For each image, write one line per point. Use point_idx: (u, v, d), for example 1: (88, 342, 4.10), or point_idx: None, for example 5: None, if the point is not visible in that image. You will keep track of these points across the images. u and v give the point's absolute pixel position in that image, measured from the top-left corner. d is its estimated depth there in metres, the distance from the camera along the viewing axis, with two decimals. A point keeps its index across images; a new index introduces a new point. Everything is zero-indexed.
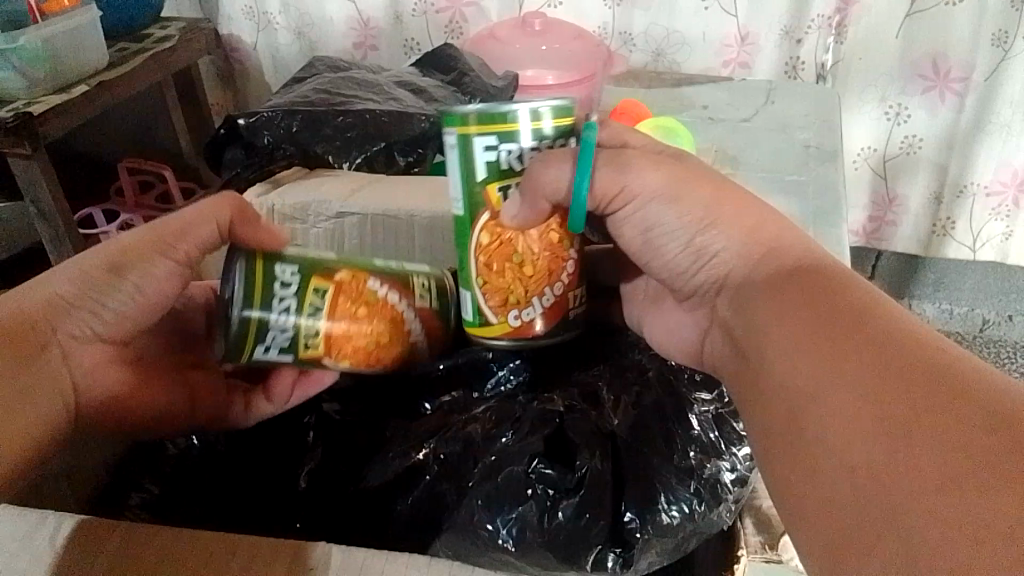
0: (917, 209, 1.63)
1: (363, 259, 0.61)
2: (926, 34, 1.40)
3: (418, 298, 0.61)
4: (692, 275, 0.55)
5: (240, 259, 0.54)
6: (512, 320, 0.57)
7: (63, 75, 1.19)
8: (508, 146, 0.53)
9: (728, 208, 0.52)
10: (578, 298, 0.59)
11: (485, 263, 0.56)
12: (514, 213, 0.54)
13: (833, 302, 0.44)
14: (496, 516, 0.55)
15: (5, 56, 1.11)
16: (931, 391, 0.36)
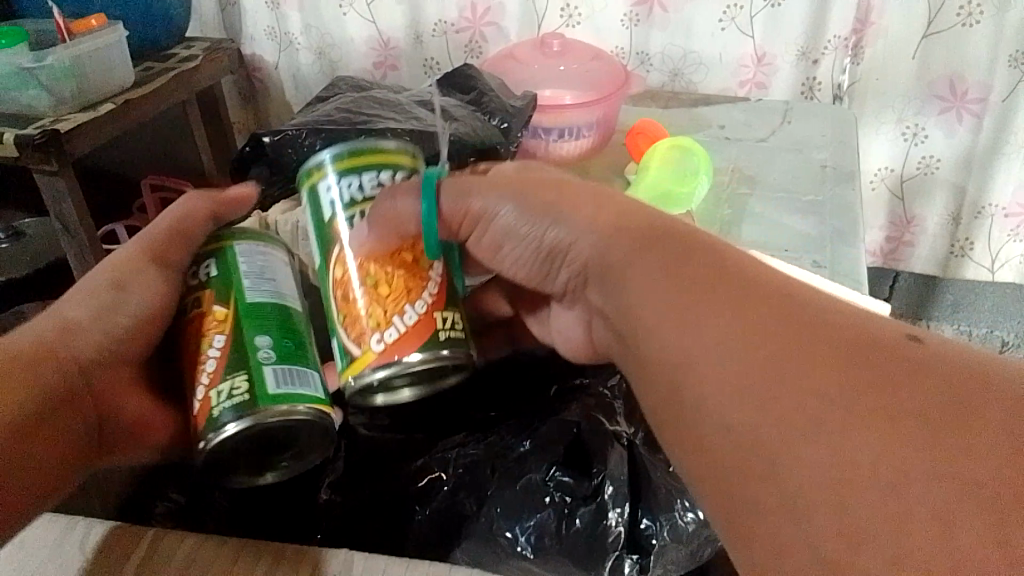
0: (934, 229, 1.63)
1: (261, 318, 0.59)
2: (943, 55, 1.41)
3: (215, 387, 0.56)
4: (553, 272, 0.62)
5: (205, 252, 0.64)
6: (376, 344, 0.58)
7: (90, 94, 1.21)
8: (349, 183, 0.61)
9: (572, 203, 0.59)
10: (448, 325, 0.60)
11: (345, 298, 0.60)
12: (361, 243, 0.60)
13: (680, 270, 0.49)
14: (515, 524, 0.56)
15: (34, 74, 1.14)
16: (819, 366, 0.41)
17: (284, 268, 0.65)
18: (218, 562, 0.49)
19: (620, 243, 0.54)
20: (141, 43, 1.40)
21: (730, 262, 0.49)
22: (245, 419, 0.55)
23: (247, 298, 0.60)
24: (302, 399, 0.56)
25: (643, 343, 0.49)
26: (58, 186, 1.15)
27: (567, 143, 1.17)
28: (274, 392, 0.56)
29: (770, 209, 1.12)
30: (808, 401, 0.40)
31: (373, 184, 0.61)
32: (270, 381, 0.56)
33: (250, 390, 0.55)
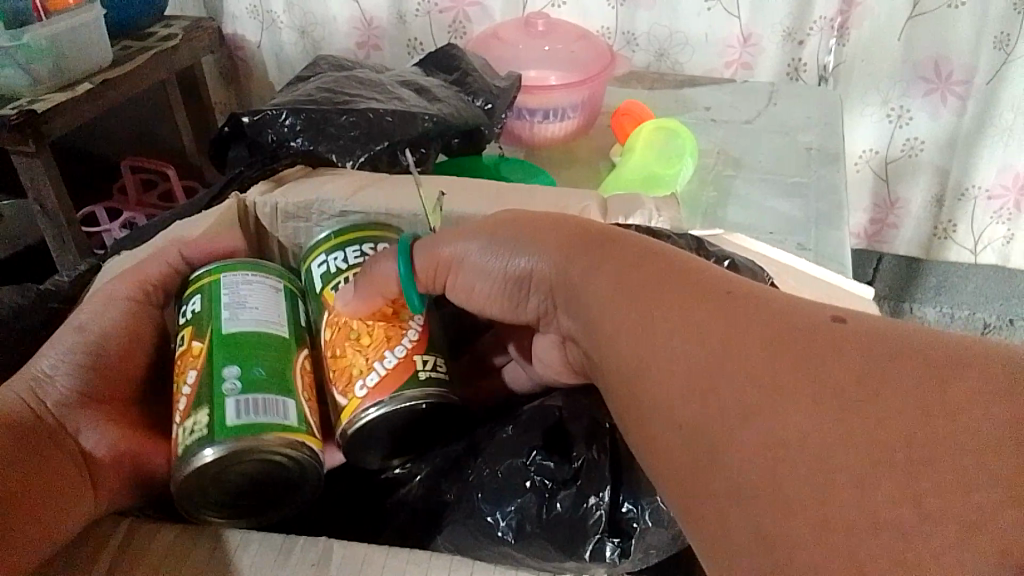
0: (918, 211, 1.64)
1: (239, 351, 0.57)
2: (928, 36, 1.41)
3: (187, 423, 0.54)
4: (524, 303, 0.58)
5: (195, 281, 0.63)
6: (359, 390, 0.58)
7: (66, 73, 1.19)
8: (336, 258, 0.65)
9: (535, 231, 0.56)
10: (431, 370, 0.60)
11: (334, 354, 0.61)
12: (346, 301, 0.61)
13: (646, 273, 0.46)
14: (496, 509, 0.56)
15: (9, 53, 1.12)
16: (779, 367, 0.38)
17: (276, 298, 0.62)
18: (194, 548, 0.49)
19: (577, 265, 0.51)
20: (119, 21, 1.37)
21: (679, 268, 0.46)
22: (209, 454, 0.51)
23: (222, 329, 0.58)
24: (269, 428, 0.53)
25: (609, 371, 0.45)
26: (35, 168, 1.13)
27: (552, 124, 1.16)
28: (233, 424, 0.52)
29: (756, 192, 1.12)
30: (775, 403, 0.36)
31: (358, 259, 0.64)
32: (231, 412, 0.53)
33: (211, 424, 0.52)
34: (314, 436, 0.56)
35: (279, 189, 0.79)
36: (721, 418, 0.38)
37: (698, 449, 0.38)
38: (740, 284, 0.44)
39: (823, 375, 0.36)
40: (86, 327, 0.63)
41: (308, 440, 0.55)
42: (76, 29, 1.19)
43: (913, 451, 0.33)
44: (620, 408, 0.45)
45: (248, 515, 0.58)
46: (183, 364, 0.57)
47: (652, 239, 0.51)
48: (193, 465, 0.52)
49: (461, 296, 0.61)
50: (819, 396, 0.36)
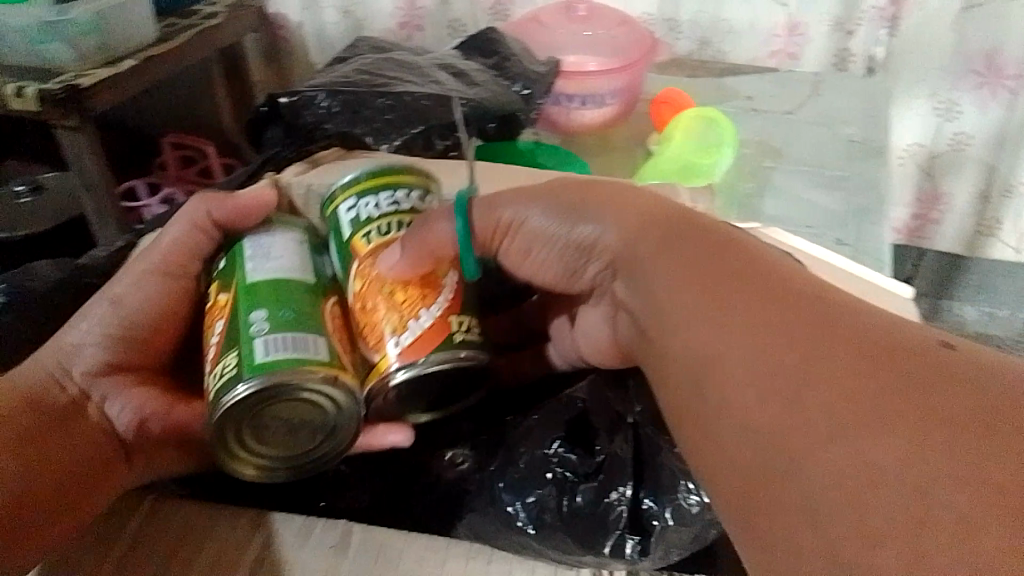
0: (963, 208, 1.60)
1: (266, 292, 0.56)
2: (981, 27, 1.36)
3: (221, 366, 0.54)
4: (582, 272, 0.60)
5: (226, 245, 0.63)
6: (392, 349, 0.57)
7: (112, 49, 1.21)
8: (363, 201, 0.62)
9: (597, 203, 0.56)
10: (465, 329, 0.59)
11: (364, 306, 0.59)
12: (388, 257, 0.59)
13: (715, 260, 0.47)
14: (517, 499, 0.55)
15: (56, 27, 1.14)
16: (834, 365, 0.38)
17: (301, 250, 0.62)
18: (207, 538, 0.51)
19: (641, 246, 0.52)
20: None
21: (740, 258, 0.46)
22: (241, 390, 0.52)
23: (249, 277, 0.58)
24: (298, 361, 0.53)
25: (663, 353, 0.46)
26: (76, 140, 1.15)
27: (589, 111, 1.15)
28: (263, 361, 0.52)
29: (794, 185, 1.10)
30: (822, 393, 0.37)
31: (393, 204, 0.62)
32: (260, 350, 0.53)
33: (241, 362, 0.52)
34: (346, 370, 0.55)
35: (312, 171, 0.80)
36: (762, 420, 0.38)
37: (744, 474, 0.38)
38: (799, 281, 0.44)
39: (875, 375, 0.37)
40: (118, 303, 0.64)
41: (339, 372, 0.54)
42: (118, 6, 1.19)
43: (936, 470, 0.33)
44: (664, 393, 0.46)
45: (295, 456, 0.58)
46: (217, 314, 0.58)
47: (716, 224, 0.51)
48: (226, 404, 0.52)
49: (518, 257, 0.62)
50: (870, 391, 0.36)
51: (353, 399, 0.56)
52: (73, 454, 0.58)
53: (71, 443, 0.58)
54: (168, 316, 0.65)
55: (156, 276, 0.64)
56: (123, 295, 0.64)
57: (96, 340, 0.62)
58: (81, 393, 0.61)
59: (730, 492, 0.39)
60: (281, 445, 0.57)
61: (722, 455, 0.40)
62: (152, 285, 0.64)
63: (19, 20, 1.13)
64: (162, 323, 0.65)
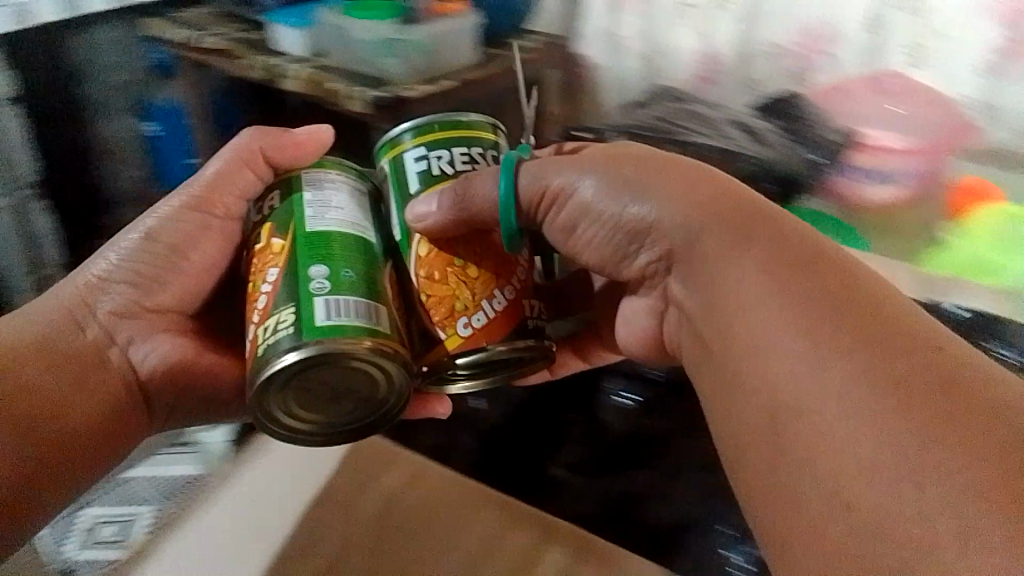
0: None
1: (318, 240, 0.43)
2: None
3: (267, 323, 0.41)
4: (631, 255, 0.49)
5: (279, 186, 0.48)
6: (462, 331, 0.45)
7: (439, 69, 1.22)
8: (434, 155, 0.47)
9: (661, 180, 0.46)
10: (535, 311, 0.48)
11: (428, 275, 0.46)
12: (423, 214, 0.45)
13: (809, 281, 0.39)
14: (735, 546, 0.57)
15: (397, 45, 1.18)
16: (901, 384, 0.33)
17: (359, 198, 0.48)
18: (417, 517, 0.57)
19: (704, 247, 0.43)
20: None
21: (809, 252, 0.40)
22: (290, 358, 0.39)
23: (307, 225, 0.44)
24: (362, 330, 0.40)
25: (718, 352, 0.41)
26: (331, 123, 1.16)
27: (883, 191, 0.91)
28: (324, 324, 0.40)
29: None
30: (888, 414, 0.33)
31: (461, 160, 0.47)
32: (322, 311, 0.40)
33: (297, 321, 0.40)
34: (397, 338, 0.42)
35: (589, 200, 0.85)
36: (817, 440, 0.34)
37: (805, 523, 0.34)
38: (866, 274, 0.40)
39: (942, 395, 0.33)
40: (150, 237, 0.63)
41: (390, 343, 0.41)
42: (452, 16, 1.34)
43: None
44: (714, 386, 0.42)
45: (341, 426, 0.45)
46: (263, 260, 0.44)
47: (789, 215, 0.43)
48: (269, 370, 0.39)
49: (562, 232, 0.51)
50: (935, 416, 0.32)
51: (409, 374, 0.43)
52: (106, 395, 0.58)
53: (105, 371, 0.59)
54: (209, 274, 0.65)
55: (194, 213, 0.64)
56: (160, 230, 0.64)
57: (126, 276, 0.62)
58: (106, 334, 0.61)
59: (763, 498, 0.37)
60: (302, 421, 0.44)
61: (766, 462, 0.37)
62: (189, 220, 0.63)
63: (370, 34, 1.19)
64: (202, 275, 0.65)
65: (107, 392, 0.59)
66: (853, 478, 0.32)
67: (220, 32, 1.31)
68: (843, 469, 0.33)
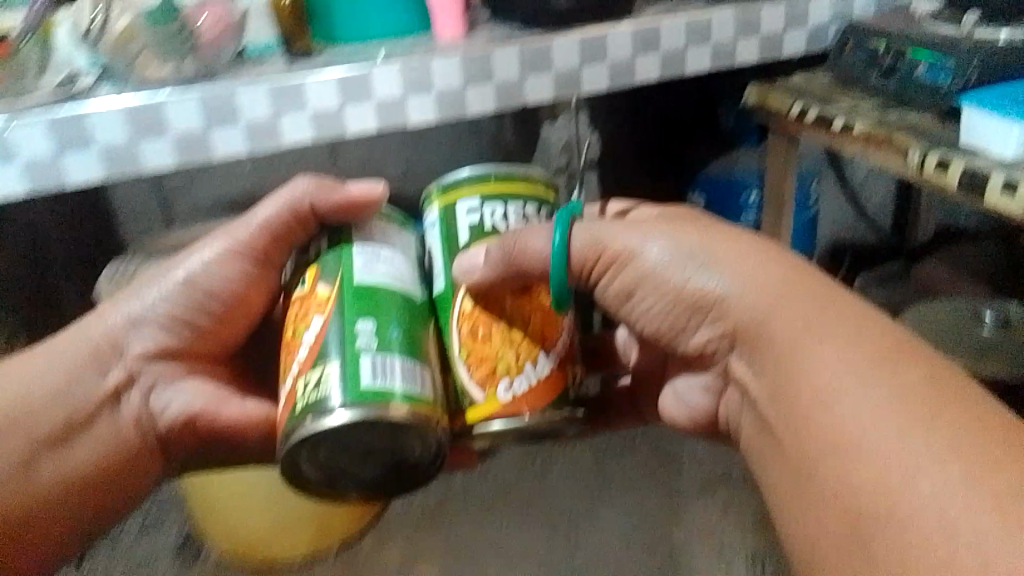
0: None
1: (350, 279, 0.31)
2: None
3: (301, 385, 0.29)
4: (694, 335, 0.35)
5: (322, 235, 0.34)
6: (502, 396, 0.31)
7: None
8: (487, 207, 0.33)
9: (727, 239, 0.34)
10: (579, 377, 0.34)
11: (471, 334, 0.32)
12: (470, 269, 0.32)
13: (896, 366, 0.29)
14: None
15: None
16: (948, 464, 0.26)
17: (405, 244, 0.34)
18: None
19: (754, 330, 0.32)
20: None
21: (841, 304, 0.31)
22: (333, 418, 0.28)
23: (351, 268, 0.31)
24: (408, 389, 0.29)
25: (785, 441, 0.31)
26: None
27: None
28: (376, 386, 0.28)
29: None
30: (968, 499, 0.25)
31: (518, 222, 0.33)
32: (363, 362, 0.29)
33: (339, 375, 0.29)
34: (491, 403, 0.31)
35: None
36: (902, 547, 0.26)
37: None
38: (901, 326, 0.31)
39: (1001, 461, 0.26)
40: (191, 283, 0.39)
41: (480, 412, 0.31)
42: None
43: None
44: (766, 457, 0.33)
45: (357, 477, 0.32)
46: (298, 308, 0.31)
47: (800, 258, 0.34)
48: (307, 434, 0.28)
49: (617, 303, 0.36)
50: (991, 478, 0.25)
51: (441, 435, 0.30)
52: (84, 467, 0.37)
53: (119, 431, 0.38)
54: (229, 326, 0.41)
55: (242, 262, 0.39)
56: (195, 268, 0.39)
57: (161, 315, 0.39)
58: (127, 376, 0.39)
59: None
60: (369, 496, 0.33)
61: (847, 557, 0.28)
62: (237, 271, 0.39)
63: None
64: (233, 322, 0.41)
65: (142, 460, 0.39)
66: (956, 555, 0.24)
67: (852, 107, 0.57)
68: (950, 552, 0.24)
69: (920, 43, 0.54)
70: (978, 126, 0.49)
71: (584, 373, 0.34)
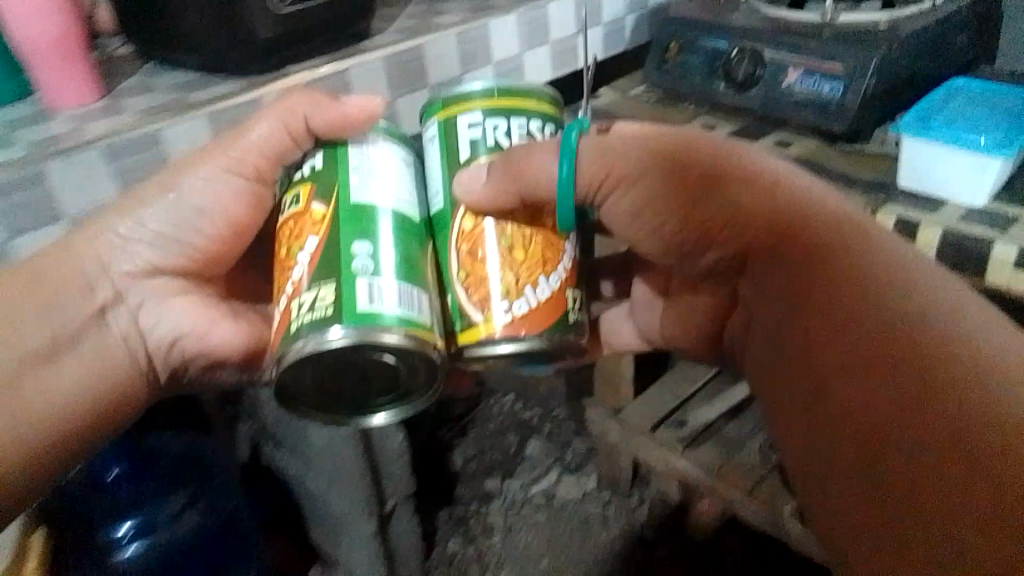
0: None
1: (346, 199, 0.30)
2: None
3: (295, 307, 0.28)
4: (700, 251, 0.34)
5: (318, 151, 0.32)
6: (501, 317, 0.31)
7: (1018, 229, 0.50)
8: (491, 124, 0.31)
9: (733, 162, 0.33)
10: (579, 301, 0.33)
11: (469, 254, 0.31)
12: (471, 186, 0.31)
13: (852, 287, 0.29)
14: None
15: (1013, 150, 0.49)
16: (956, 399, 0.25)
17: (405, 164, 0.32)
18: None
19: (766, 256, 0.32)
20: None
21: (855, 229, 0.31)
22: (329, 343, 0.27)
23: (347, 187, 0.30)
24: (404, 312, 0.28)
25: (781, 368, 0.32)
26: None
27: None
28: (370, 308, 0.28)
29: None
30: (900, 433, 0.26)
31: (522, 138, 0.32)
32: (358, 284, 0.28)
33: (335, 298, 0.28)
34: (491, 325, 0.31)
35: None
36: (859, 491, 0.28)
37: None
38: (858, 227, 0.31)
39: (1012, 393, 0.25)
40: (184, 200, 0.37)
41: (475, 334, 0.31)
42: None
43: None
44: (771, 379, 0.33)
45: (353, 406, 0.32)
46: (292, 228, 0.30)
47: (813, 179, 0.33)
48: (301, 357, 0.27)
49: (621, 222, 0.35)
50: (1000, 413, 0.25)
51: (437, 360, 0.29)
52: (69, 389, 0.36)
53: (107, 351, 0.38)
54: (219, 249, 0.40)
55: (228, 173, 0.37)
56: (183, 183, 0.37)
57: (153, 232, 0.37)
58: (116, 293, 0.38)
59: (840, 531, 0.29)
60: (367, 421, 0.32)
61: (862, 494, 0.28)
62: (228, 190, 0.37)
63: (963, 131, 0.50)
64: (222, 245, 0.39)
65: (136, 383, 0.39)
66: (900, 483, 0.26)
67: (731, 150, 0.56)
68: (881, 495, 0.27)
69: (788, 50, 0.58)
70: (927, 166, 0.48)
71: (584, 296, 0.33)
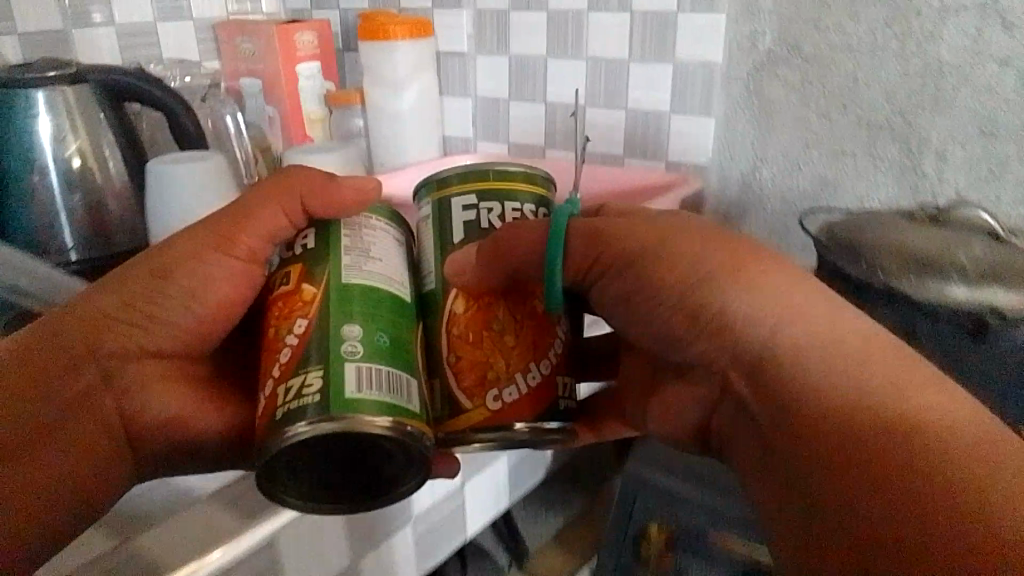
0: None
1: (338, 282, 0.30)
2: None
3: (282, 392, 0.28)
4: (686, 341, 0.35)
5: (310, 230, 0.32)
6: (490, 403, 0.30)
7: None
8: (482, 209, 0.32)
9: (722, 251, 0.33)
10: (570, 387, 0.33)
11: (462, 336, 0.31)
12: (463, 267, 0.31)
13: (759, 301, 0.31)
14: None
15: None
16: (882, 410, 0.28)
17: (400, 247, 0.33)
18: None
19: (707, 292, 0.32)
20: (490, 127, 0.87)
21: (830, 315, 0.31)
22: (315, 427, 0.26)
23: (338, 269, 0.30)
24: (392, 399, 0.28)
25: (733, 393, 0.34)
26: None
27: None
28: (357, 395, 0.27)
29: None
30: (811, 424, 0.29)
31: (514, 220, 0.32)
32: (347, 369, 0.28)
33: (324, 383, 0.27)
34: (480, 412, 0.30)
35: None
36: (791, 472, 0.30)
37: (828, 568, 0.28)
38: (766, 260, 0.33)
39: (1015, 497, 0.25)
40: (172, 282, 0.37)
41: (465, 419, 0.30)
42: (610, 70, 0.77)
43: None
44: (752, 461, 0.33)
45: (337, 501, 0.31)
46: (284, 311, 0.30)
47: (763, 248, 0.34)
48: (285, 441, 0.27)
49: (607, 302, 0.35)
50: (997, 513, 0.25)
51: (427, 447, 0.29)
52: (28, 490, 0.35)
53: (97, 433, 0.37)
54: (206, 329, 0.39)
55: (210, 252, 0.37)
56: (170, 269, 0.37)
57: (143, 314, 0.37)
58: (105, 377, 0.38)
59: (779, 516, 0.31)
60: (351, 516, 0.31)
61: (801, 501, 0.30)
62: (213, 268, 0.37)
63: None
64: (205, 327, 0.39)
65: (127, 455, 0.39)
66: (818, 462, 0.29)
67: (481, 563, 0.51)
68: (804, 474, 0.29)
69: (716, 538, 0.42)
70: None
71: (574, 381, 0.33)
